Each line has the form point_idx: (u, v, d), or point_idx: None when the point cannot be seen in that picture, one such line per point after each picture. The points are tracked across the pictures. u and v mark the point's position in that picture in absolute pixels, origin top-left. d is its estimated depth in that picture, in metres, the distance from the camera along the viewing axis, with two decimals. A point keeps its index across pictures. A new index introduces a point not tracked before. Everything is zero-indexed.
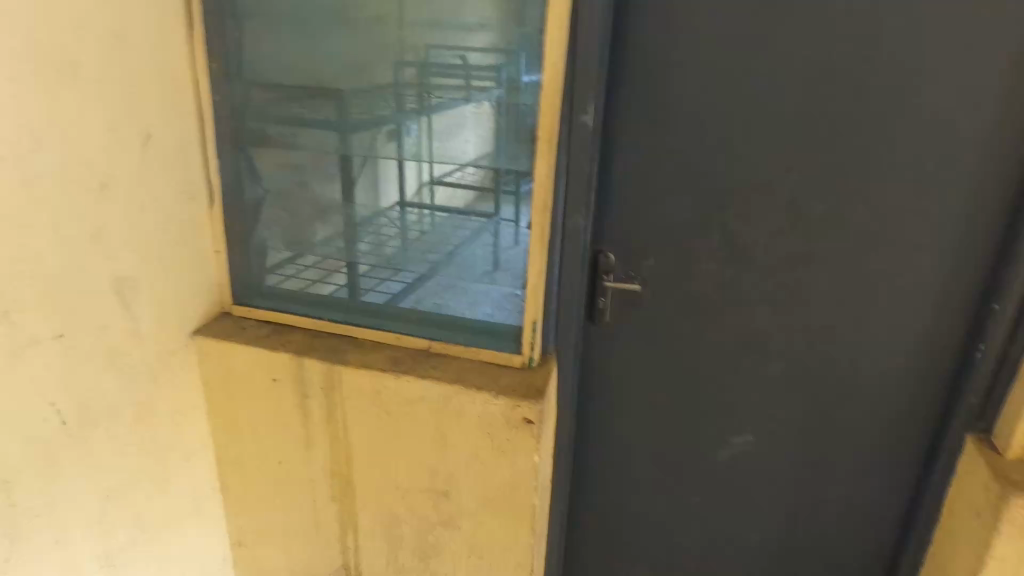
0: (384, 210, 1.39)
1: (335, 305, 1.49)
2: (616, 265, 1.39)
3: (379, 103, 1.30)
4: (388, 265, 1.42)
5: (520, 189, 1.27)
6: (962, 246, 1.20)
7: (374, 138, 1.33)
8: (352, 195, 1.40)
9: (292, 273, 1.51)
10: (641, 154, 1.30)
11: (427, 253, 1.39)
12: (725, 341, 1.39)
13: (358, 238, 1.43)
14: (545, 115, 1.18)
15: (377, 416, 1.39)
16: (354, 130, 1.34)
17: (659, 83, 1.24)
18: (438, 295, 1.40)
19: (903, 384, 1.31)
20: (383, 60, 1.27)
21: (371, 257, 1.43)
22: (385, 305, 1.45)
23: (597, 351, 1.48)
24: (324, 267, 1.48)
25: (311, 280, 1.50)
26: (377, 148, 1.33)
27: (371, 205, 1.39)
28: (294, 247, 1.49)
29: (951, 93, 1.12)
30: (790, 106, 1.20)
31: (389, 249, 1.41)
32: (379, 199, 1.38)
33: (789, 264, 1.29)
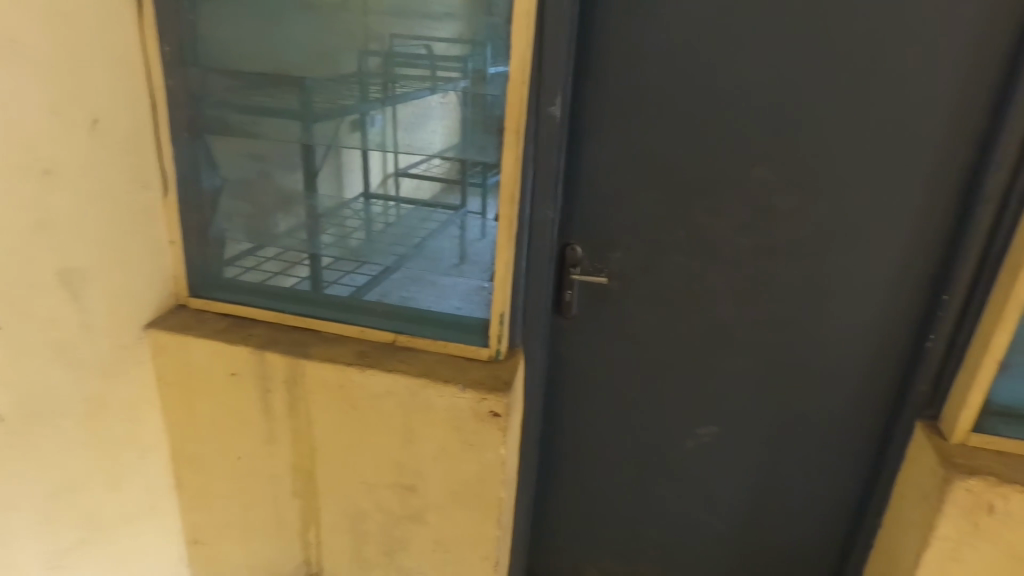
0: (348, 202, 1.36)
1: (297, 298, 1.45)
2: (583, 258, 1.40)
3: (342, 92, 1.27)
4: (353, 257, 1.39)
5: (487, 181, 1.26)
6: (914, 241, 1.24)
7: (337, 128, 1.30)
8: (314, 186, 1.36)
9: (252, 265, 1.46)
10: (608, 147, 1.31)
11: (393, 246, 1.37)
12: (689, 333, 1.41)
13: (320, 229, 1.39)
14: (513, 107, 1.18)
15: (341, 411, 1.36)
16: (315, 119, 1.30)
17: (625, 77, 1.25)
18: (404, 288, 1.39)
19: (857, 375, 1.35)
20: (346, 48, 1.24)
21: (335, 249, 1.40)
22: (349, 298, 1.42)
23: (564, 343, 1.49)
24: (285, 259, 1.44)
25: (271, 273, 1.46)
26: (340, 137, 1.30)
27: (335, 197, 1.36)
28: (254, 239, 1.44)
29: (904, 93, 1.16)
30: (752, 102, 1.22)
31: (352, 241, 1.38)
32: (343, 190, 1.35)
33: (752, 258, 1.32)
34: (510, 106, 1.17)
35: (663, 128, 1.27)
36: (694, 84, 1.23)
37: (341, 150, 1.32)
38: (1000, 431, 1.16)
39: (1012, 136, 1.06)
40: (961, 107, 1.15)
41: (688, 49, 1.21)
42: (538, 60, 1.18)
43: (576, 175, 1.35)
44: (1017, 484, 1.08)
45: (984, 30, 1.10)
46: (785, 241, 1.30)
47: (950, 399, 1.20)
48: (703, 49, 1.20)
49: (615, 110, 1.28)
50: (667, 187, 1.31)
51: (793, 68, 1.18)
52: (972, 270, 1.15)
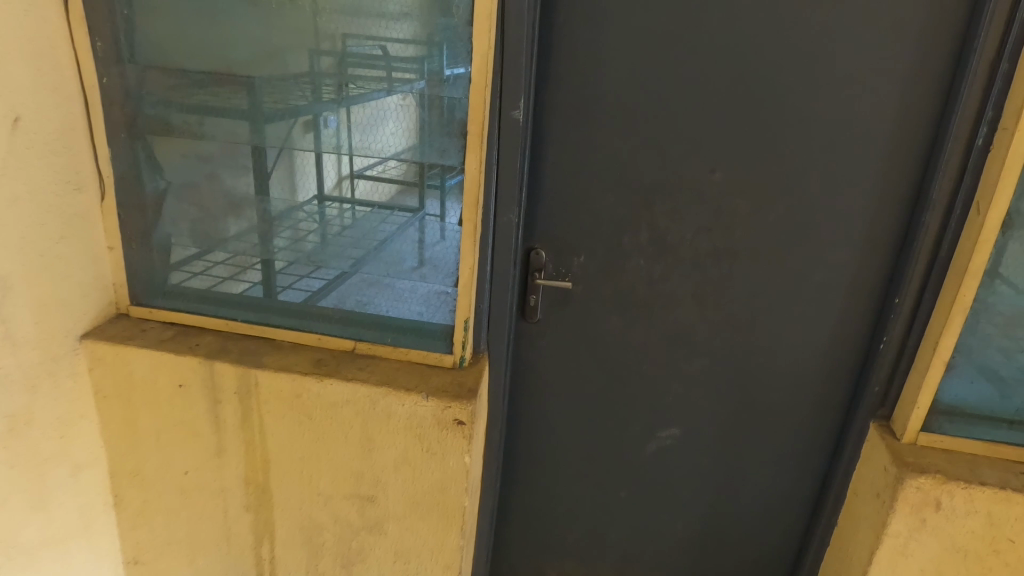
0: (301, 205, 1.30)
1: (251, 305, 1.39)
2: (547, 262, 1.39)
3: (294, 92, 1.22)
4: (309, 262, 1.34)
5: (449, 185, 1.24)
6: (865, 246, 1.28)
7: (289, 128, 1.24)
8: (267, 189, 1.30)
9: (200, 271, 1.39)
10: (570, 152, 1.30)
11: (350, 249, 1.32)
12: (652, 336, 1.42)
13: (274, 233, 1.33)
14: (476, 110, 1.16)
15: (298, 422, 1.31)
16: (267, 120, 1.25)
17: (588, 82, 1.25)
18: (362, 293, 1.34)
19: (813, 376, 1.39)
20: (298, 46, 1.19)
21: (290, 254, 1.34)
22: (306, 304, 1.37)
23: (528, 348, 1.47)
24: (236, 264, 1.37)
25: (221, 278, 1.39)
26: (293, 139, 1.25)
27: (288, 200, 1.30)
28: (203, 244, 1.37)
29: (854, 104, 1.20)
30: (711, 110, 1.24)
31: (308, 245, 1.33)
32: (295, 192, 1.30)
33: (713, 262, 1.34)
34: (473, 111, 1.16)
35: (626, 134, 1.27)
36: (654, 90, 1.24)
37: (294, 151, 1.26)
38: (946, 429, 1.21)
39: (957, 146, 1.11)
40: (908, 118, 1.19)
41: (648, 56, 1.22)
42: (499, 64, 1.17)
43: (538, 178, 1.33)
44: (963, 481, 1.13)
45: (928, 44, 1.14)
46: (744, 246, 1.32)
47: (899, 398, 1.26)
48: (662, 56, 1.21)
49: (576, 115, 1.28)
50: (630, 192, 1.32)
51: (747, 78, 1.21)
52: (921, 275, 1.19)
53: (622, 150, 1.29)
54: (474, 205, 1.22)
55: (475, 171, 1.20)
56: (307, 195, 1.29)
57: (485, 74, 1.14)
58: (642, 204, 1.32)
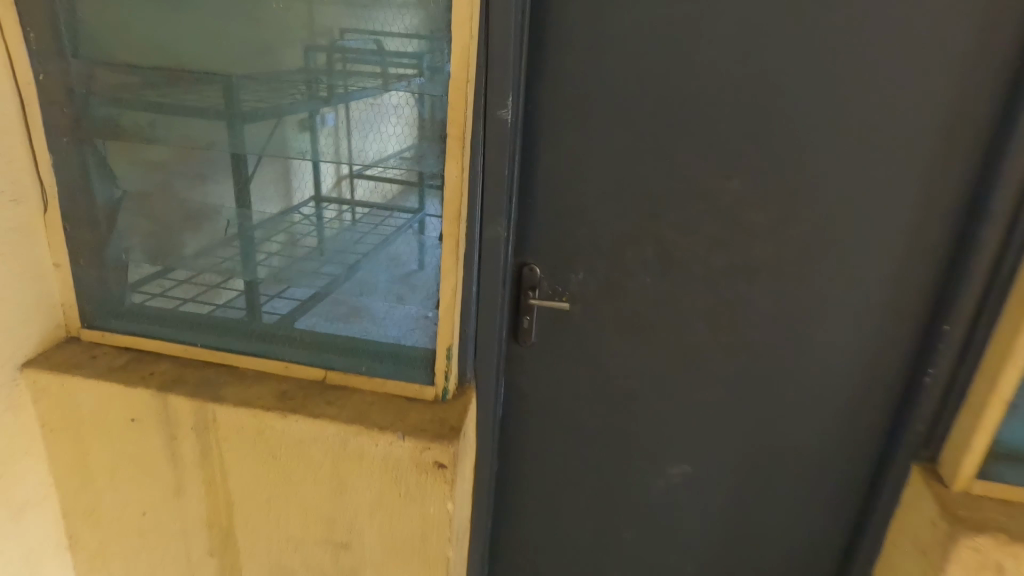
0: (288, 213, 1.16)
1: (225, 326, 1.25)
2: (541, 279, 1.24)
3: (280, 89, 1.07)
4: (294, 276, 1.20)
5: (425, 196, 1.09)
6: (908, 263, 1.11)
7: (272, 129, 1.09)
8: (246, 196, 1.16)
9: (171, 287, 1.25)
10: (565, 157, 1.15)
11: (330, 264, 1.18)
12: (662, 364, 1.26)
13: (252, 245, 1.19)
14: (456, 109, 1.00)
15: (262, 461, 1.17)
16: (247, 121, 1.09)
17: (586, 78, 1.09)
18: (354, 307, 1.20)
19: (844, 410, 1.22)
20: (286, 41, 1.05)
21: (270, 270, 1.20)
22: (287, 325, 1.23)
23: (522, 375, 1.32)
24: (215, 277, 1.22)
25: (198, 293, 1.24)
26: (279, 142, 1.10)
27: (275, 207, 1.16)
28: (173, 257, 1.23)
29: (896, 100, 1.03)
30: (728, 108, 1.08)
31: (295, 257, 1.19)
32: (281, 199, 1.15)
33: (729, 280, 1.17)
34: (452, 114, 1.00)
35: (629, 137, 1.12)
36: (663, 87, 1.08)
37: (280, 155, 1.11)
38: (1004, 477, 1.04)
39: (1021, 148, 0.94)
40: (960, 117, 1.02)
41: (655, 48, 1.06)
42: (484, 59, 1.01)
43: (532, 187, 1.18)
44: None
45: (985, 29, 0.97)
46: (766, 261, 1.15)
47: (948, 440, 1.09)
48: (671, 48, 1.05)
49: (572, 116, 1.12)
50: (634, 203, 1.16)
51: (771, 70, 1.04)
52: (976, 296, 1.02)
53: (625, 155, 1.13)
54: (460, 219, 1.07)
55: (455, 182, 1.05)
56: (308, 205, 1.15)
57: (467, 69, 0.99)
58: (648, 216, 1.16)
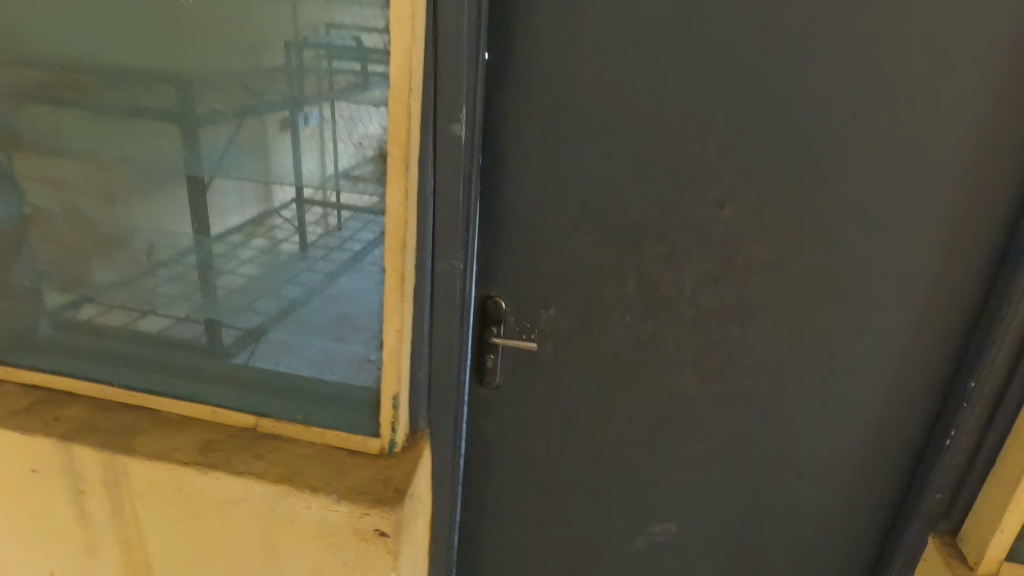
0: (255, 232, 0.98)
1: (175, 356, 1.08)
2: (507, 314, 1.09)
3: (250, 86, 0.90)
4: (260, 305, 1.03)
5: (363, 226, 0.94)
6: (930, 306, 0.96)
7: (235, 131, 0.92)
8: (206, 210, 0.98)
9: (119, 304, 1.07)
10: (531, 178, 1.00)
11: (278, 292, 1.01)
12: (644, 414, 1.10)
13: (215, 257, 1.01)
14: (396, 123, 0.85)
15: (181, 521, 1.02)
16: (206, 124, 0.93)
17: (557, 88, 0.94)
18: (331, 334, 1.02)
19: (851, 469, 1.07)
20: (258, 32, 0.87)
21: (230, 289, 1.03)
22: (242, 361, 1.06)
23: (486, 420, 1.16)
24: (173, 292, 1.05)
25: (151, 308, 1.06)
26: (247, 146, 0.93)
27: (240, 225, 0.98)
28: (120, 269, 1.05)
29: (916, 119, 0.88)
30: (721, 125, 0.92)
31: (260, 283, 1.01)
32: (246, 217, 0.97)
33: (722, 322, 1.01)
34: (394, 134, 0.85)
35: (606, 156, 0.96)
36: (646, 100, 0.92)
37: (253, 162, 0.94)
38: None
39: None
40: (991, 140, 0.88)
41: (638, 53, 0.90)
42: (429, 68, 0.86)
43: (495, 212, 1.03)
44: None
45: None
46: (763, 301, 0.99)
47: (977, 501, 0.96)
48: (656, 54, 0.90)
49: (540, 131, 0.97)
50: (612, 231, 1.00)
51: (773, 82, 0.89)
52: (1007, 355, 0.90)
53: (601, 176, 0.97)
54: (410, 251, 0.93)
55: (396, 212, 0.89)
56: (285, 224, 0.97)
57: (408, 80, 0.83)
58: (628, 247, 1.01)
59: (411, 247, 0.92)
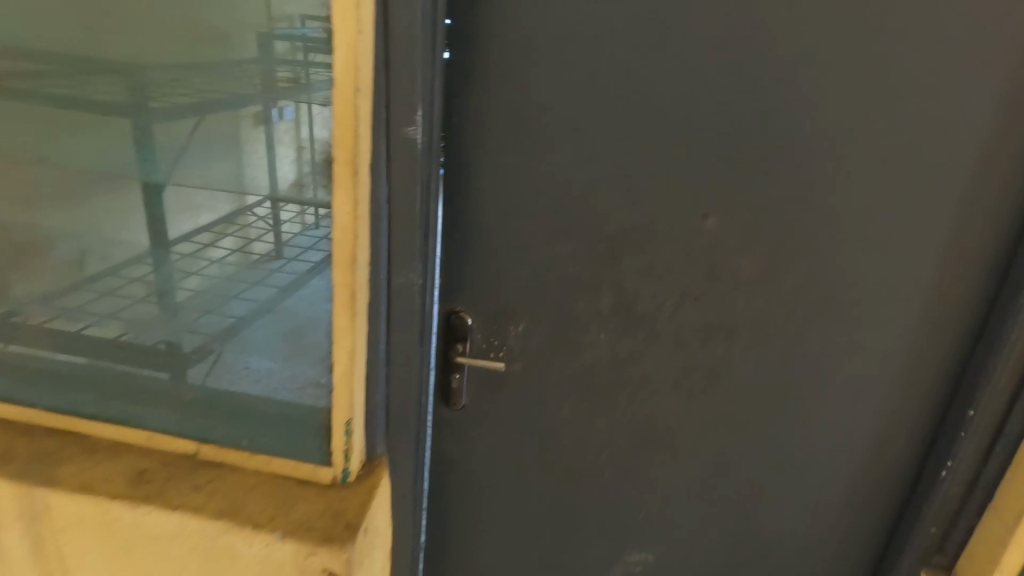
0: (222, 236, 0.88)
1: (129, 370, 0.98)
2: (474, 330, 1.01)
3: (217, 78, 0.80)
4: (223, 317, 0.93)
5: (309, 236, 0.85)
6: (924, 326, 0.89)
7: (197, 123, 0.83)
8: (166, 209, 0.88)
9: (74, 310, 0.97)
10: (497, 183, 0.91)
11: (233, 304, 0.92)
12: (619, 438, 1.02)
13: (181, 258, 0.91)
14: (341, 126, 0.76)
15: (110, 559, 0.92)
16: (166, 115, 0.83)
17: (525, 87, 0.85)
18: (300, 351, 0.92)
19: (839, 497, 1.00)
20: (227, 21, 0.78)
21: (196, 294, 0.92)
22: (202, 377, 0.96)
23: (452, 443, 1.08)
24: (133, 296, 0.94)
25: (107, 315, 0.96)
26: (213, 141, 0.84)
27: (206, 228, 0.88)
28: (72, 271, 0.95)
29: (912, 126, 0.81)
30: (703, 128, 0.84)
31: (225, 293, 0.91)
32: (212, 219, 0.87)
33: (703, 341, 0.94)
34: (340, 136, 0.76)
35: (579, 160, 0.88)
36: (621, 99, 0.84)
37: (219, 161, 0.85)
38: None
39: None
40: (992, 150, 0.81)
41: (612, 48, 0.82)
42: (379, 63, 0.77)
43: (459, 220, 0.94)
44: None
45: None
46: (747, 318, 0.92)
47: (976, 535, 0.90)
48: (632, 49, 0.82)
49: (506, 132, 0.88)
50: (585, 241, 0.92)
51: (759, 81, 0.81)
52: (1010, 380, 0.83)
53: (574, 182, 0.89)
54: (363, 264, 0.84)
55: (344, 223, 0.80)
56: (255, 230, 0.87)
57: (357, 74, 0.74)
58: (603, 258, 0.93)
59: (365, 260, 0.84)
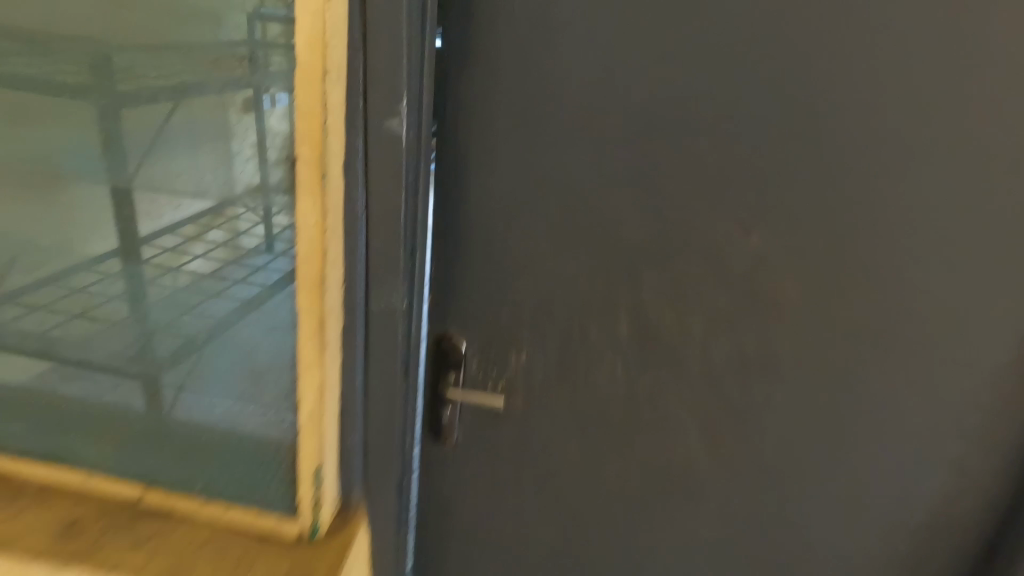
0: (204, 245, 0.73)
1: (88, 392, 0.83)
2: (469, 356, 0.86)
3: (199, 55, 0.65)
4: (178, 338, 0.78)
5: (270, 252, 0.70)
6: (1009, 372, 0.74)
7: (174, 105, 0.67)
8: (138, 207, 0.73)
9: (22, 312, 0.81)
10: (499, 186, 0.77)
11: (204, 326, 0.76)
12: (635, 486, 0.87)
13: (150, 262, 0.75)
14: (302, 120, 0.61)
15: None
16: (137, 94, 0.67)
17: (532, 73, 0.71)
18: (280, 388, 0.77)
19: (892, 563, 0.85)
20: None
21: (165, 307, 0.77)
22: (168, 406, 0.81)
23: (443, 485, 0.93)
24: (89, 302, 0.79)
25: (61, 320, 0.80)
26: (193, 130, 0.68)
27: (184, 234, 0.73)
28: (15, 271, 0.79)
29: (1006, 130, 0.66)
30: (752, 123, 0.69)
31: (203, 313, 0.76)
32: (191, 223, 0.72)
33: (738, 380, 0.79)
34: (303, 130, 0.61)
35: (598, 160, 0.73)
36: (654, 86, 0.70)
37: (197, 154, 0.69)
38: None
39: None
40: None
41: (645, 24, 0.68)
42: (355, 38, 0.62)
43: (454, 230, 0.80)
44: None
45: None
46: (796, 355, 0.76)
47: None
48: (669, 26, 0.67)
49: (511, 125, 0.74)
50: (603, 258, 0.77)
51: (823, 67, 0.66)
52: None
53: (591, 187, 0.74)
54: (335, 284, 0.69)
55: (309, 238, 0.65)
56: (240, 241, 0.71)
57: (324, 52, 0.59)
58: (624, 278, 0.77)
59: (338, 279, 0.69)
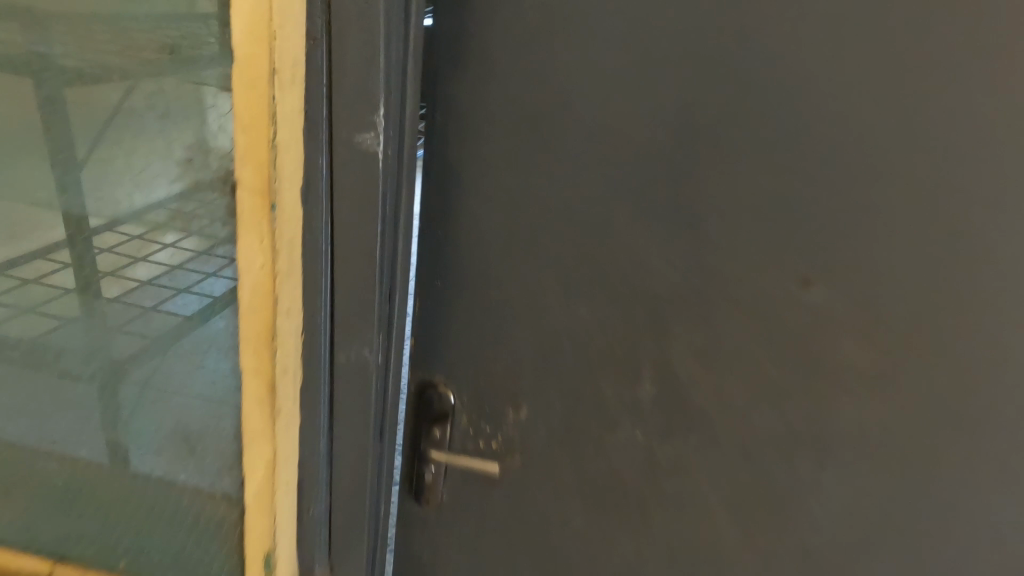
0: (125, 282, 0.57)
1: None
2: (459, 407, 0.73)
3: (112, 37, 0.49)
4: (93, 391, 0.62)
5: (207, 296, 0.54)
6: None
7: (126, 103, 0.50)
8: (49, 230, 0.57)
9: None
10: (499, 211, 0.64)
11: (123, 380, 0.61)
12: (648, 568, 0.74)
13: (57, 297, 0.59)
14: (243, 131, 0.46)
15: None
16: (80, 84, 0.51)
17: (546, 78, 0.59)
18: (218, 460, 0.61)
19: None
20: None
21: (75, 353, 0.61)
22: (109, 474, 0.65)
23: (423, 551, 0.80)
24: None
25: None
26: (131, 134, 0.51)
27: (100, 266, 0.57)
28: None
29: None
30: (815, 154, 0.57)
31: (129, 367, 0.60)
32: (148, 255, 0.55)
33: (775, 454, 0.67)
34: (242, 142, 0.46)
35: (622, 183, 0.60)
36: (695, 95, 0.57)
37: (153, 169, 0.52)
38: None
39: None
40: None
41: (688, 33, 0.56)
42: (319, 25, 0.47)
43: (443, 260, 0.67)
44: None
45: None
46: (847, 432, 0.64)
47: None
48: (718, 36, 0.55)
49: (516, 137, 0.61)
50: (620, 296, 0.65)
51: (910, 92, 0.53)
52: None
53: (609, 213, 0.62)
54: (291, 335, 0.55)
55: (254, 281, 0.50)
56: (207, 285, 0.54)
57: (273, 40, 0.44)
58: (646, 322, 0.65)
59: (296, 328, 0.55)
